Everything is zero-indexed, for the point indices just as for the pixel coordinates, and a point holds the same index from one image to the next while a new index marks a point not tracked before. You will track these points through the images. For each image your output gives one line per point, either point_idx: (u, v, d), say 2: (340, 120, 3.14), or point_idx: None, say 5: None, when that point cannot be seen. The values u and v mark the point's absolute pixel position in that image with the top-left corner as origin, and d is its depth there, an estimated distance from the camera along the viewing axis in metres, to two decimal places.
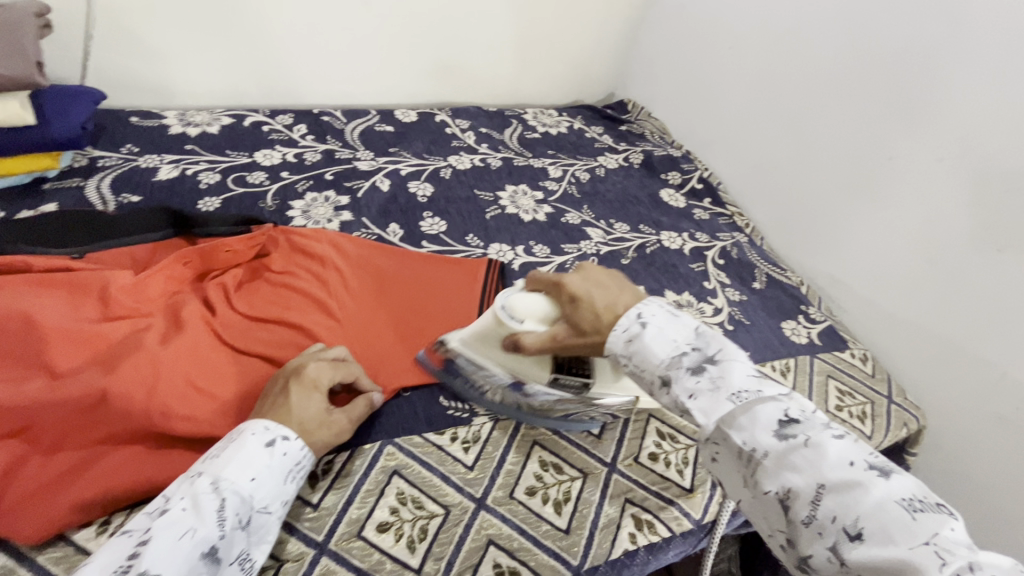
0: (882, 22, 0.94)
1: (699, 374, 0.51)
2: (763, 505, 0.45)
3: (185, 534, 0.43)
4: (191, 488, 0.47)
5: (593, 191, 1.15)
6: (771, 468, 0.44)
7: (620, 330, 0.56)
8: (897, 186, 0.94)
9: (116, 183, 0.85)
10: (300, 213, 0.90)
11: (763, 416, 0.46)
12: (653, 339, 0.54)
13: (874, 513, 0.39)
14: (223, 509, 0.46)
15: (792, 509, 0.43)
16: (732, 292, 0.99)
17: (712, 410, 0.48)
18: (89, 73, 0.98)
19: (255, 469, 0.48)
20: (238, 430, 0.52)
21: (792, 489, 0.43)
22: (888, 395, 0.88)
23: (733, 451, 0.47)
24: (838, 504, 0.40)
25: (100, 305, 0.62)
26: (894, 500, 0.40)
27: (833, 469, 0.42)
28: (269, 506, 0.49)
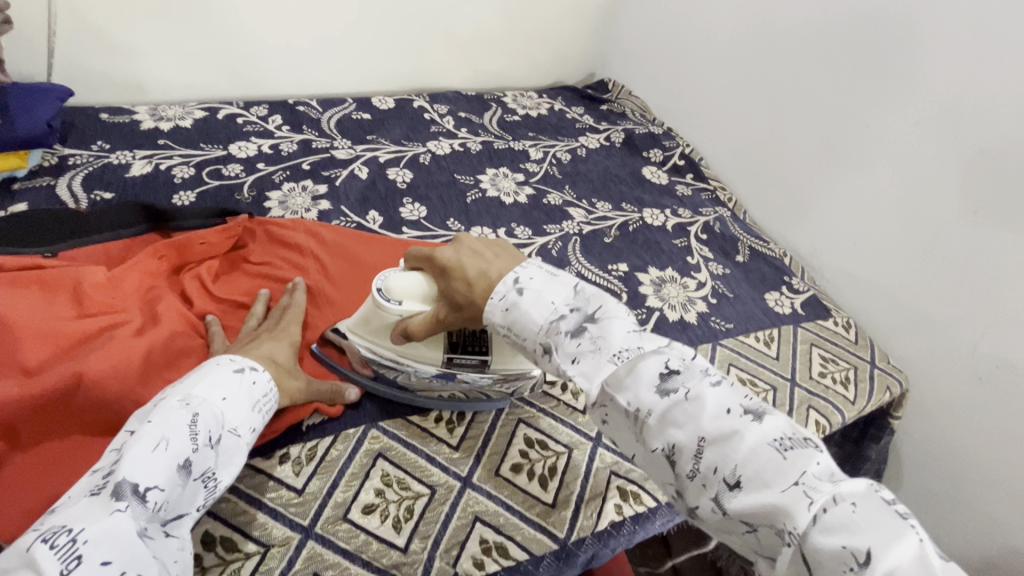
0: None
1: (578, 336, 0.47)
2: (654, 461, 0.43)
3: (161, 442, 0.43)
4: (158, 407, 0.46)
5: (575, 171, 1.15)
6: (655, 426, 0.42)
7: (497, 300, 0.51)
8: (875, 152, 0.94)
9: (88, 181, 0.84)
10: (278, 204, 0.89)
11: (645, 373, 0.44)
12: (528, 304, 0.49)
13: (749, 459, 0.38)
14: (198, 423, 0.47)
15: (677, 465, 0.41)
16: (715, 265, 0.99)
17: (594, 372, 0.45)
18: (55, 70, 0.95)
19: (225, 390, 0.51)
20: (200, 365, 0.53)
21: (677, 445, 0.41)
22: (871, 360, 0.89)
23: (622, 413, 0.44)
24: (717, 456, 0.39)
25: (74, 302, 0.61)
26: (767, 442, 0.39)
27: (709, 419, 0.40)
28: (238, 429, 0.51)
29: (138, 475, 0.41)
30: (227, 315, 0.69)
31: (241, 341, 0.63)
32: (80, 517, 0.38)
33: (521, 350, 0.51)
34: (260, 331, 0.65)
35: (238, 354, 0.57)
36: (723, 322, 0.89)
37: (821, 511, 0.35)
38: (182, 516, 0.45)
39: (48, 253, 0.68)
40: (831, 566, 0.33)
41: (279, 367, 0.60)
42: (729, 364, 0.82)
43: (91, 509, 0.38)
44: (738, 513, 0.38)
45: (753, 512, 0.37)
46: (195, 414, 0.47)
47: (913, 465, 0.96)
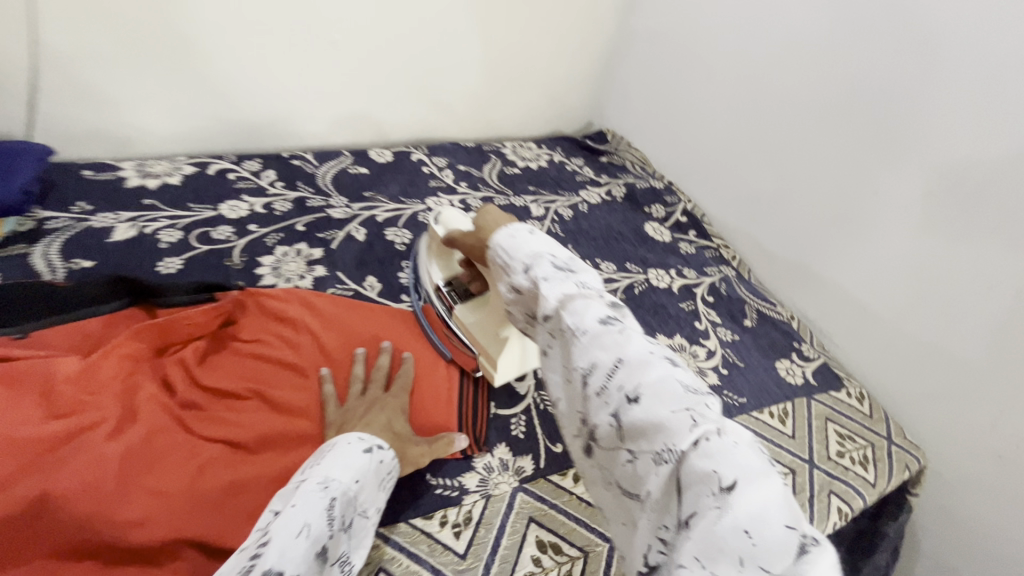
0: (862, 58, 0.94)
1: (563, 273, 0.51)
2: (572, 383, 0.48)
3: (305, 528, 0.47)
4: (300, 489, 0.50)
5: (577, 228, 1.12)
6: (584, 346, 0.46)
7: (509, 231, 0.58)
8: (882, 221, 0.93)
9: (67, 248, 0.78)
10: (270, 270, 0.85)
11: (591, 309, 0.47)
12: (528, 242, 0.55)
13: (655, 387, 0.42)
14: (334, 509, 0.50)
15: (591, 382, 0.45)
16: (724, 331, 0.96)
17: (556, 288, 0.50)
18: (37, 126, 0.90)
19: (356, 474, 0.53)
20: (332, 443, 0.56)
21: (596, 364, 0.45)
22: (888, 436, 0.86)
23: (562, 332, 0.48)
24: (628, 377, 0.43)
25: (43, 401, 0.55)
26: (675, 381, 0.42)
27: (633, 351, 0.44)
28: (367, 510, 0.54)
29: (286, 563, 0.44)
30: (216, 405, 0.64)
31: (352, 412, 0.64)
32: None
33: (501, 275, 0.57)
34: (371, 400, 0.67)
35: (361, 431, 0.59)
36: (735, 396, 0.85)
37: (703, 438, 0.38)
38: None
39: (18, 334, 0.63)
40: (698, 486, 0.38)
41: (397, 437, 0.62)
42: None
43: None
44: (630, 429, 0.42)
45: (642, 426, 0.41)
46: (332, 498, 0.50)
47: (933, 539, 0.93)
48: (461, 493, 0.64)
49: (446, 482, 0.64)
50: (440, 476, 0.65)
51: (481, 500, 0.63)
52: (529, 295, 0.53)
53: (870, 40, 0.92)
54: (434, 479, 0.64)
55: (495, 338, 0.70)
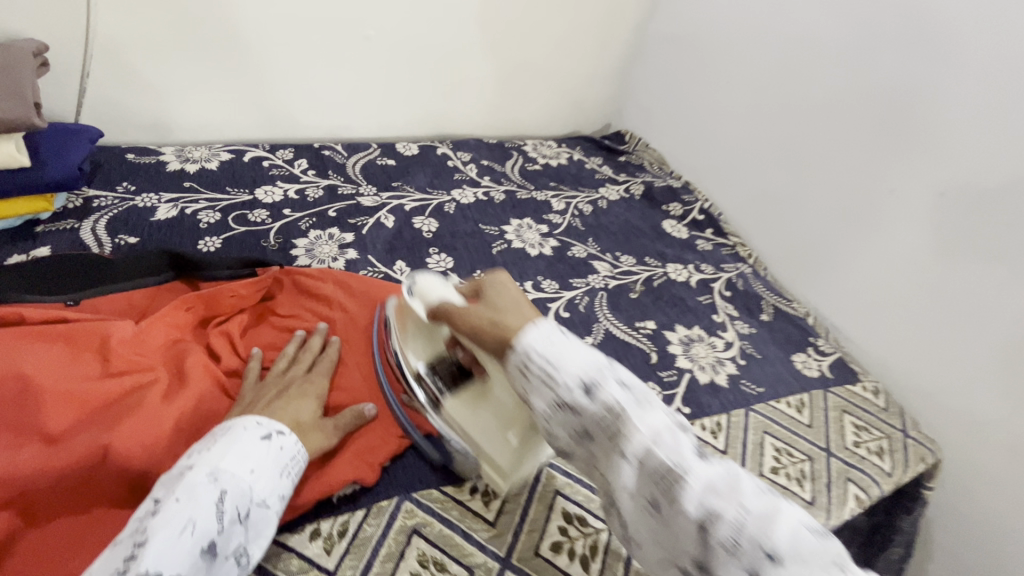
0: (880, 62, 0.98)
1: (626, 389, 0.47)
2: (673, 533, 0.42)
3: (187, 524, 0.44)
4: (184, 480, 0.46)
5: (597, 223, 1.15)
6: (694, 491, 0.41)
7: (539, 329, 0.51)
8: (894, 220, 0.98)
9: (113, 225, 0.82)
10: (304, 251, 0.88)
11: (684, 443, 0.45)
12: (570, 352, 0.49)
13: (789, 537, 0.38)
14: (224, 502, 0.47)
15: (709, 533, 0.40)
16: (741, 324, 0.98)
17: (643, 420, 0.45)
18: (85, 110, 0.94)
19: (251, 461, 0.50)
20: (228, 426, 0.53)
21: (715, 513, 0.40)
22: (903, 429, 0.88)
23: (656, 474, 0.43)
24: (759, 530, 0.39)
25: (100, 361, 0.58)
26: (803, 528, 0.39)
27: (750, 494, 0.41)
28: (268, 500, 0.50)
29: (165, 562, 0.42)
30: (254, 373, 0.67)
31: (269, 390, 0.62)
32: None
33: (539, 390, 0.49)
34: (289, 381, 0.64)
35: (263, 416, 0.56)
36: (753, 385, 0.87)
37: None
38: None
39: (69, 301, 0.66)
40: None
41: (301, 428, 0.59)
42: (763, 432, 0.81)
43: None
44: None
45: None
46: (221, 491, 0.47)
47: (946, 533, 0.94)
48: None
49: None
50: None
51: None
52: (597, 426, 0.46)
53: (892, 45, 0.96)
54: None
55: (506, 444, 0.60)
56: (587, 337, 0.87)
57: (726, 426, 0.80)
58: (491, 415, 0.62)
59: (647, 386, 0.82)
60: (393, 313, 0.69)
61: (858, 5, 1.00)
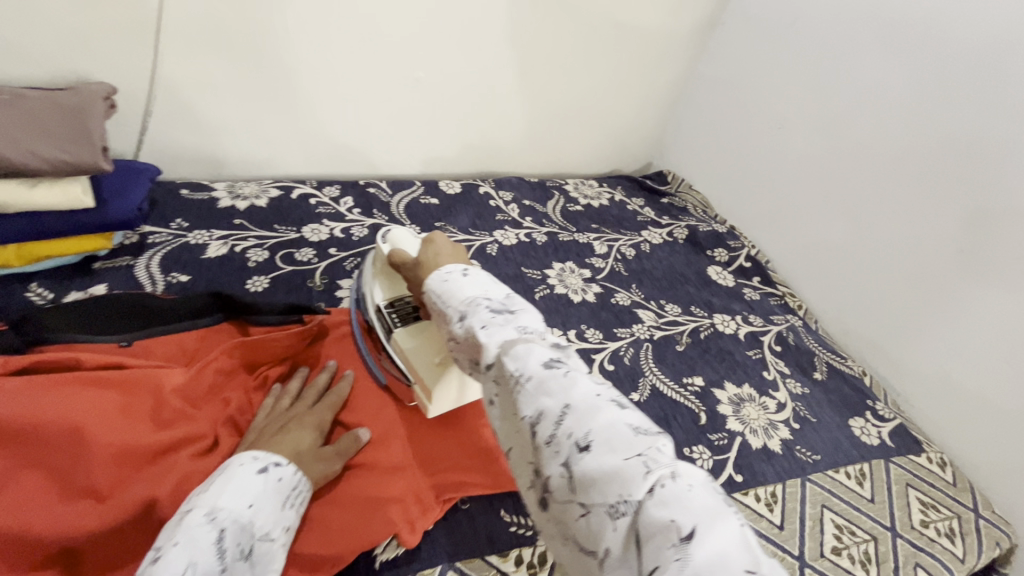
0: (946, 113, 0.94)
1: (497, 313, 0.51)
2: (521, 434, 0.45)
3: (190, 568, 0.42)
4: (182, 523, 0.45)
5: (640, 268, 1.12)
6: (530, 393, 0.44)
7: (444, 274, 0.56)
8: (964, 279, 0.93)
9: (166, 262, 0.83)
10: (349, 293, 0.88)
11: (536, 351, 0.46)
12: (465, 285, 0.54)
13: (602, 430, 0.41)
14: (226, 540, 0.46)
15: (538, 431, 0.43)
16: (794, 383, 0.94)
17: (497, 334, 0.49)
18: (145, 147, 0.97)
19: (251, 495, 0.50)
20: (223, 467, 0.52)
21: (542, 412, 0.43)
22: (974, 508, 0.81)
23: (505, 380, 0.46)
24: (574, 422, 0.41)
25: (153, 410, 0.58)
26: (623, 424, 0.41)
27: (579, 394, 0.43)
28: (271, 533, 0.50)
29: None
30: None
31: (273, 424, 0.62)
32: None
33: (442, 322, 0.55)
34: (288, 414, 0.63)
35: (259, 450, 0.55)
36: (809, 453, 0.82)
37: (658, 484, 0.38)
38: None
39: (123, 343, 0.66)
40: (657, 539, 0.36)
41: (303, 454, 0.58)
42: (822, 506, 0.76)
43: None
44: (581, 478, 0.40)
45: (597, 474, 0.39)
46: (221, 529, 0.46)
47: None
48: (535, 533, 0.63)
49: (519, 520, 0.65)
50: (515, 514, 0.65)
51: None
52: (469, 345, 0.51)
53: (960, 100, 0.93)
54: (509, 516, 0.65)
55: (432, 366, 0.64)
56: (633, 393, 0.84)
57: (783, 498, 0.75)
58: (431, 343, 0.66)
59: (696, 449, 0.78)
60: (371, 263, 0.77)
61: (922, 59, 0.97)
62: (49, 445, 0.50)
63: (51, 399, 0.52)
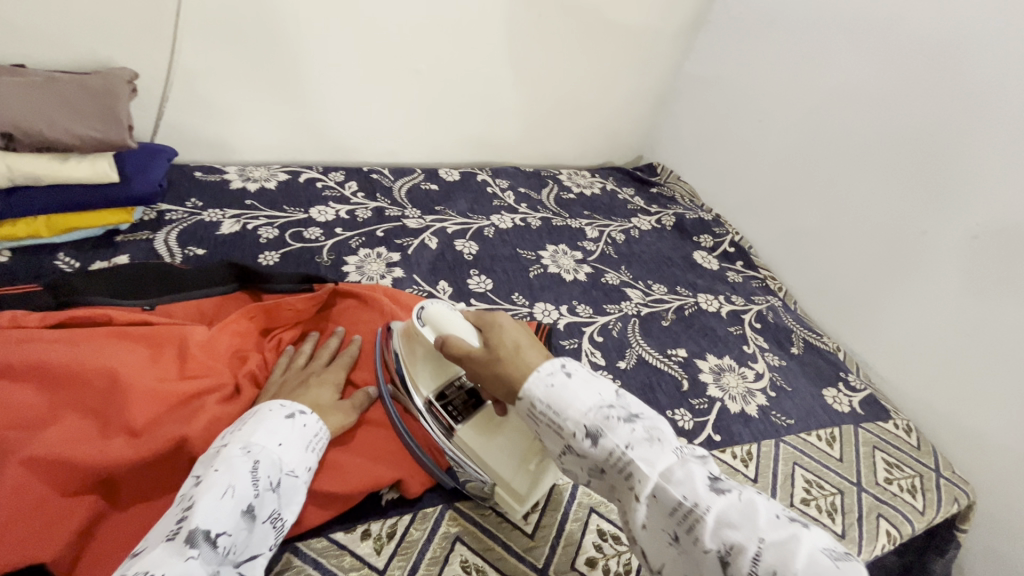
0: (913, 103, 1.01)
1: (631, 424, 0.50)
2: (701, 567, 0.44)
3: (227, 489, 0.48)
4: (221, 455, 0.51)
5: (630, 251, 1.18)
6: (711, 525, 0.44)
7: (545, 376, 0.54)
8: (931, 260, 1.00)
9: (183, 237, 0.88)
10: (355, 268, 0.94)
11: (697, 474, 0.46)
12: (576, 390, 0.52)
13: (806, 563, 0.40)
14: (258, 469, 0.51)
15: (731, 566, 0.42)
16: (772, 356, 1.00)
17: (652, 458, 0.48)
18: (161, 131, 1.03)
19: (279, 435, 0.55)
20: (255, 412, 0.58)
21: (733, 545, 0.42)
22: (935, 468, 0.88)
23: (675, 511, 0.45)
24: (776, 558, 0.41)
25: (178, 362, 0.64)
26: (818, 549, 0.41)
27: (765, 523, 0.43)
28: (296, 469, 0.54)
29: (209, 521, 0.46)
30: None
31: (291, 381, 0.67)
32: (158, 564, 0.42)
33: (556, 438, 0.53)
34: (306, 373, 0.68)
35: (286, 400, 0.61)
36: (783, 417, 0.89)
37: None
38: (255, 557, 0.49)
39: (146, 305, 0.72)
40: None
41: (322, 408, 0.63)
42: (793, 463, 0.82)
43: (168, 555, 0.43)
44: None
45: None
46: (255, 461, 0.51)
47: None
48: None
49: None
50: None
51: (546, 487, 0.69)
52: (615, 467, 0.49)
53: (925, 92, 0.99)
54: None
55: (524, 471, 0.61)
56: (620, 361, 0.90)
57: (757, 455, 0.81)
58: (507, 447, 0.61)
59: (678, 412, 0.84)
60: (399, 341, 0.67)
61: (891, 54, 1.04)
62: (86, 386, 0.56)
63: (89, 347, 0.58)
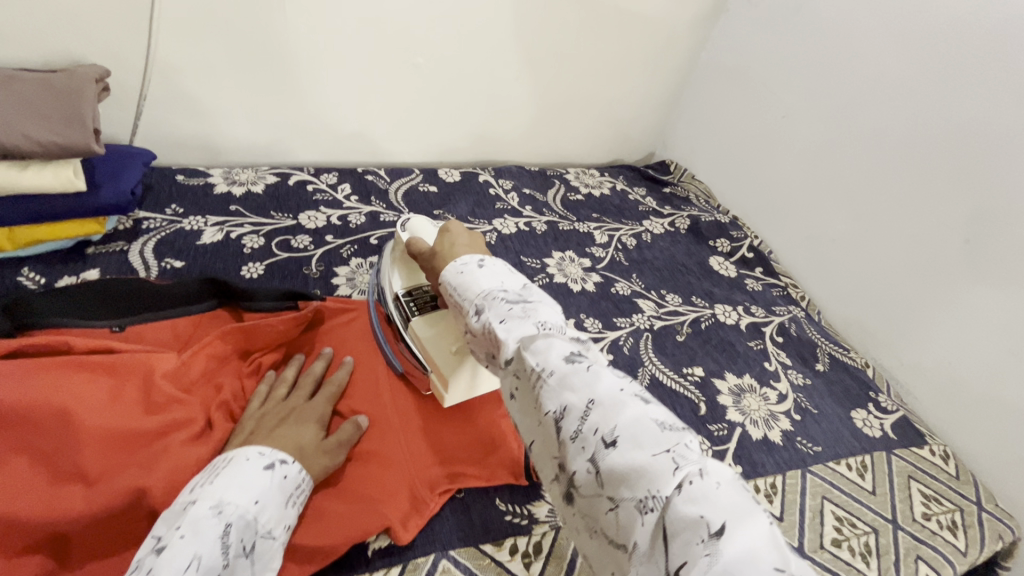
0: (955, 98, 0.92)
1: (512, 304, 0.49)
2: (544, 430, 0.43)
3: (194, 561, 0.41)
4: (187, 514, 0.44)
5: (641, 258, 1.11)
6: (552, 388, 0.42)
7: (459, 266, 0.55)
8: (972, 271, 0.91)
9: (160, 248, 0.82)
10: (345, 280, 0.87)
11: (554, 346, 0.45)
12: (480, 277, 0.53)
13: (628, 424, 0.39)
14: (231, 535, 0.45)
15: (563, 428, 0.41)
16: (796, 374, 0.92)
17: (516, 329, 0.47)
18: (140, 132, 0.96)
19: (257, 491, 0.48)
20: (228, 458, 0.50)
21: (567, 407, 0.41)
22: (977, 501, 0.80)
23: (527, 376, 0.45)
24: (599, 418, 0.40)
25: (143, 395, 0.57)
26: (648, 418, 0.40)
27: (604, 389, 0.41)
28: (272, 531, 0.49)
29: None
30: None
31: (271, 415, 0.60)
32: None
33: (459, 315, 0.54)
34: (289, 406, 0.61)
35: (265, 444, 0.53)
36: (810, 444, 0.81)
37: (684, 479, 0.36)
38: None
39: (115, 328, 0.65)
40: (687, 535, 0.34)
41: (305, 448, 0.56)
42: (822, 498, 0.75)
43: None
44: (610, 474, 0.38)
45: (622, 471, 0.38)
46: (228, 524, 0.45)
47: None
48: (531, 522, 0.63)
49: (515, 509, 0.64)
50: (511, 503, 0.64)
51: (551, 532, 0.62)
52: (486, 339, 0.49)
53: (970, 86, 0.90)
54: (504, 505, 0.64)
55: (450, 355, 0.63)
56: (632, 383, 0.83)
57: (783, 489, 0.74)
58: (449, 334, 0.65)
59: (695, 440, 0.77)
60: (388, 250, 0.76)
61: (930, 43, 0.95)
62: (35, 428, 0.50)
63: (37, 382, 0.51)
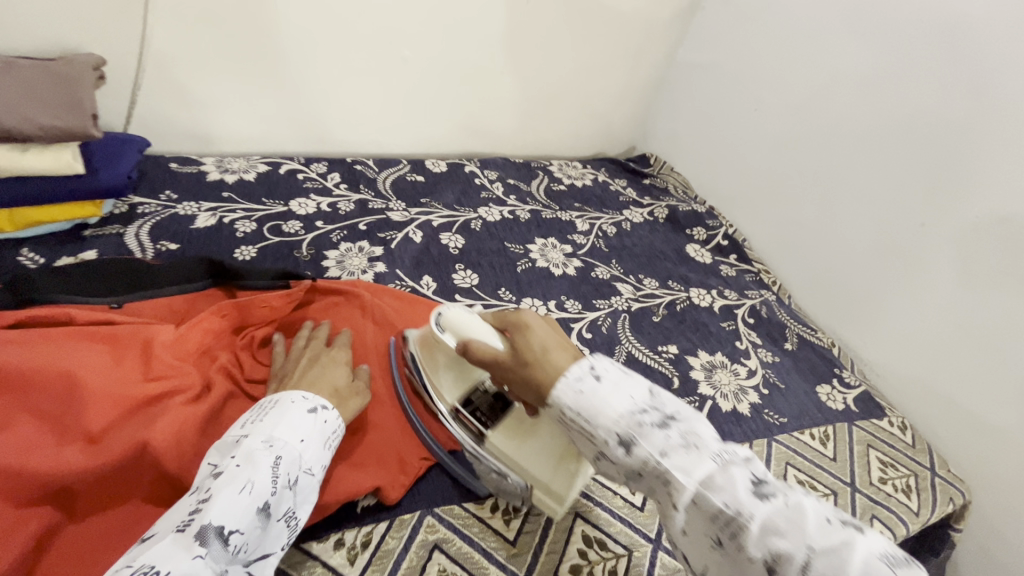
0: (912, 92, 0.98)
1: (665, 428, 0.47)
2: (741, 570, 0.41)
3: (246, 485, 0.47)
4: (242, 446, 0.50)
5: (621, 245, 1.15)
6: (756, 534, 0.40)
7: (573, 380, 0.51)
8: (928, 254, 0.97)
9: (155, 231, 0.85)
10: (335, 263, 0.91)
11: (738, 477, 0.43)
12: (608, 394, 0.49)
13: (860, 571, 0.37)
14: (279, 467, 0.50)
15: (778, 574, 0.39)
16: (765, 352, 0.97)
17: (687, 463, 0.45)
18: (133, 121, 0.99)
19: (301, 431, 0.54)
20: (276, 400, 0.56)
21: (778, 553, 0.39)
22: (931, 467, 0.86)
23: (712, 515, 0.43)
24: (826, 567, 0.38)
25: (142, 363, 0.60)
26: (875, 557, 0.38)
27: (814, 529, 0.40)
28: (313, 468, 0.53)
29: (223, 519, 0.45)
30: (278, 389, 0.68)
31: (302, 362, 0.66)
32: (167, 559, 0.41)
33: (587, 439, 0.51)
34: (317, 351, 0.67)
35: (307, 390, 0.59)
36: (776, 415, 0.86)
37: None
38: (265, 555, 0.49)
39: (114, 304, 0.69)
40: None
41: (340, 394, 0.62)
42: (785, 463, 0.80)
43: (176, 549, 0.42)
44: None
45: None
46: (276, 457, 0.50)
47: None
48: None
49: None
50: None
51: None
52: (648, 473, 0.47)
53: (926, 80, 0.96)
54: None
55: (554, 467, 0.60)
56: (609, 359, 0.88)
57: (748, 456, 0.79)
58: (539, 446, 0.61)
59: None
60: (423, 347, 0.69)
61: (890, 40, 1.00)
62: (40, 391, 0.53)
63: (42, 349, 0.55)
